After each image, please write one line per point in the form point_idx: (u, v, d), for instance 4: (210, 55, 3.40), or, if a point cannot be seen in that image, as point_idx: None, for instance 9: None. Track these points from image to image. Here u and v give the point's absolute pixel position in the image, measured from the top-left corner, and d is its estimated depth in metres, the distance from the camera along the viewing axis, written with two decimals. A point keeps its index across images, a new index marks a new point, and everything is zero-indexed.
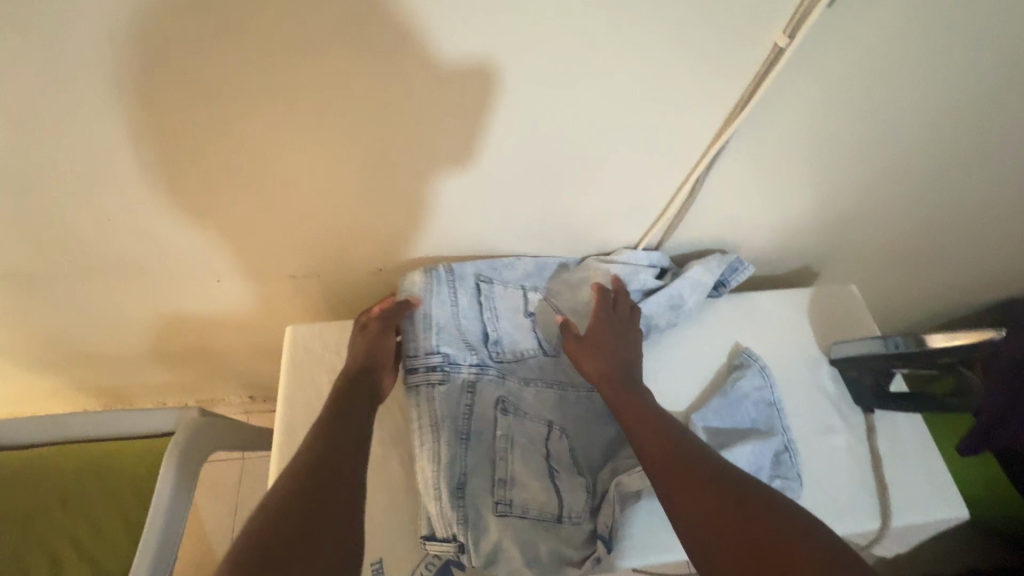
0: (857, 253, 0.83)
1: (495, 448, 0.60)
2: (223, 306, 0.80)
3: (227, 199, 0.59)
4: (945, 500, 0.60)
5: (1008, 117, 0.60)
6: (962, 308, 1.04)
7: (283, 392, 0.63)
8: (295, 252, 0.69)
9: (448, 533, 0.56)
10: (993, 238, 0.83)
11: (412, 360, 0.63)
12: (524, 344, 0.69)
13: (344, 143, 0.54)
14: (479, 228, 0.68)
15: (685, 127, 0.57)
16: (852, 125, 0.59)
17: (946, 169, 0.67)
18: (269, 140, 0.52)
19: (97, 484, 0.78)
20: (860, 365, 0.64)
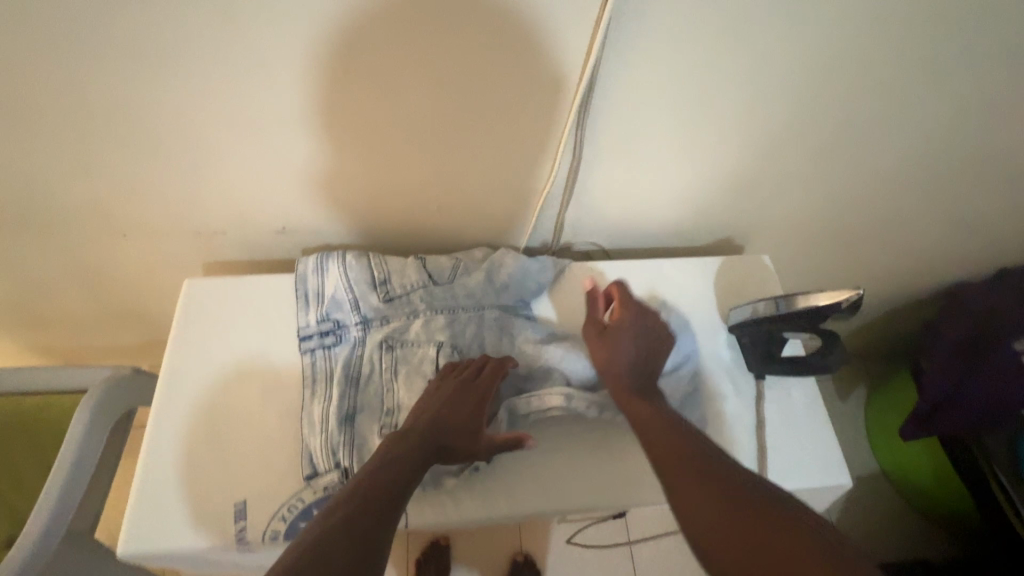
0: (774, 215, 0.82)
1: (383, 380, 0.58)
2: (140, 270, 0.82)
3: (119, 140, 0.61)
4: (824, 467, 0.60)
5: (876, 68, 0.61)
6: (895, 284, 1.05)
7: (170, 341, 0.62)
8: (197, 206, 0.71)
9: (331, 463, 0.54)
10: (905, 204, 0.84)
11: (304, 329, 0.62)
12: (411, 275, 0.65)
13: (217, 83, 0.56)
14: (373, 184, 0.70)
15: (554, 72, 0.57)
16: (718, 76, 0.60)
17: (837, 116, 0.67)
18: (140, 78, 0.54)
19: (24, 436, 0.81)
20: (748, 331, 0.62)
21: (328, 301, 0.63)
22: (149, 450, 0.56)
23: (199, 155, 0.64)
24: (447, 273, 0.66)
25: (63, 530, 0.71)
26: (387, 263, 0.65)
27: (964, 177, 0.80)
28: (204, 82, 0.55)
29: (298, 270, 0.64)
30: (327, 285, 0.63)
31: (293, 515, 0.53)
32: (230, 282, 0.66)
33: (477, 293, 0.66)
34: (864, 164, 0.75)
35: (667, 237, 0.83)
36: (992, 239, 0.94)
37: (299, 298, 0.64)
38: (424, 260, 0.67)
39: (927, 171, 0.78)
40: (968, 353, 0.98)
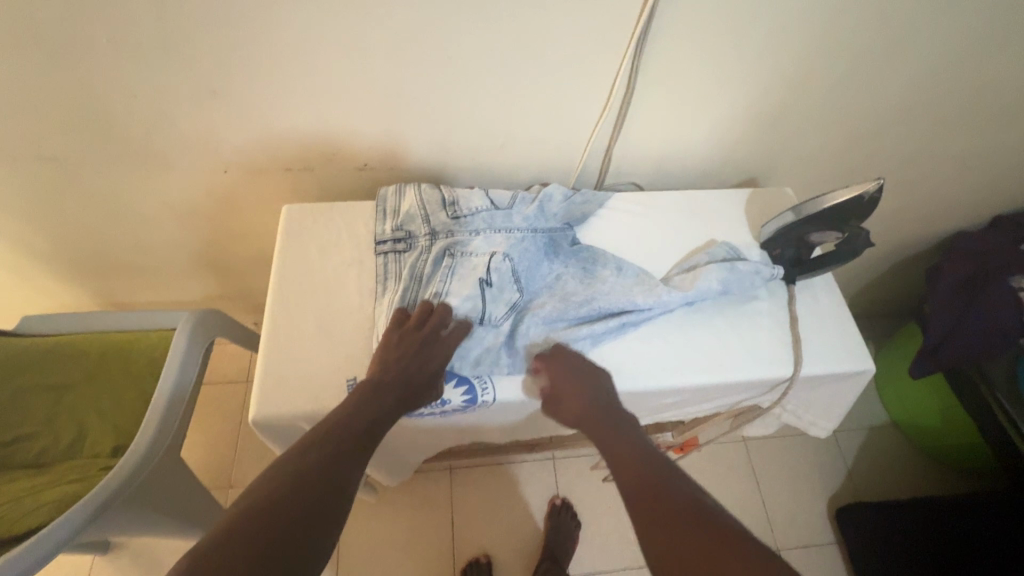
0: (791, 156, 0.92)
1: (437, 275, 0.66)
2: (228, 205, 0.92)
3: (233, 76, 0.70)
4: (849, 354, 0.70)
5: (891, 12, 0.71)
6: (902, 230, 1.15)
7: (278, 250, 0.71)
8: (289, 143, 0.81)
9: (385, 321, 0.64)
10: (912, 149, 0.94)
11: (381, 236, 0.71)
12: (475, 202, 0.73)
13: (325, 23, 0.64)
14: (443, 122, 0.79)
15: (616, 16, 0.66)
16: (753, 22, 0.69)
17: (853, 61, 0.77)
18: (263, 17, 0.63)
19: (117, 364, 0.88)
20: (782, 240, 0.71)
21: (404, 216, 0.71)
22: (269, 338, 0.64)
23: (299, 93, 0.73)
24: (504, 203, 0.74)
25: (172, 436, 0.79)
26: (456, 192, 0.74)
27: (963, 120, 0.89)
28: (317, 24, 0.64)
29: (379, 197, 0.74)
30: (404, 205, 0.72)
31: None
32: (325, 208, 0.75)
33: (532, 217, 0.73)
34: (871, 106, 0.85)
35: (701, 177, 0.93)
36: (988, 184, 1.04)
37: (378, 211, 0.73)
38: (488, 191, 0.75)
39: (931, 114, 0.87)
40: (968, 291, 1.07)
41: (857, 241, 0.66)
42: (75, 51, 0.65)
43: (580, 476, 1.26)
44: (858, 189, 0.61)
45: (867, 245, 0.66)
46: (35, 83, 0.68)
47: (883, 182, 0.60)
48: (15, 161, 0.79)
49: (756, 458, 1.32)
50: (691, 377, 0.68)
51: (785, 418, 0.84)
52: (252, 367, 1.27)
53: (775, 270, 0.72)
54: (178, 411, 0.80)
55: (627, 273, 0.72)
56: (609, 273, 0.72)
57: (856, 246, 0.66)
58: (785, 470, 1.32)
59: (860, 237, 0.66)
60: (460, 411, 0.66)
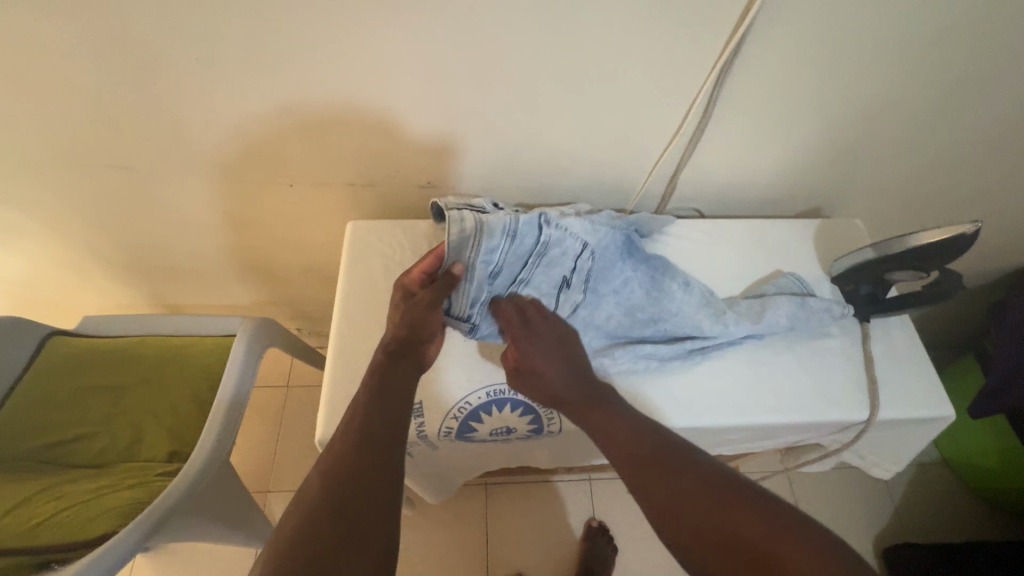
0: (860, 187, 0.89)
1: (524, 260, 0.62)
2: (287, 215, 0.93)
3: (313, 94, 0.71)
4: (930, 399, 0.67)
5: (984, 48, 0.69)
6: (966, 264, 1.11)
7: (344, 267, 0.71)
8: (357, 158, 0.81)
9: (466, 311, 0.61)
10: (985, 186, 0.91)
11: (453, 207, 0.66)
12: (545, 208, 0.70)
13: (411, 44, 0.65)
14: (510, 143, 0.79)
15: (703, 42, 0.65)
16: (838, 52, 0.68)
17: (937, 94, 0.75)
18: (352, 37, 0.64)
19: (175, 368, 0.89)
20: (856, 276, 0.70)
21: (474, 196, 0.66)
22: (336, 357, 0.64)
23: (374, 111, 0.74)
24: (570, 214, 0.72)
25: (227, 445, 0.79)
26: (526, 183, 0.69)
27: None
28: (401, 48, 0.65)
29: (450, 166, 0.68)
30: (472, 196, 0.68)
31: (463, 415, 0.61)
32: (391, 226, 0.75)
33: (600, 224, 0.70)
34: (949, 141, 0.82)
35: (764, 205, 0.91)
36: None
37: (445, 185, 0.67)
38: (542, 209, 0.74)
39: (1014, 150, 0.84)
40: None
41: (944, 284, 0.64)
42: (165, 63, 0.66)
43: (617, 500, 1.24)
44: (948, 232, 0.59)
45: (954, 289, 0.64)
46: (123, 92, 0.70)
47: (979, 225, 0.58)
48: (93, 166, 0.81)
49: (800, 490, 1.28)
50: (759, 411, 0.66)
51: (847, 457, 0.81)
52: (293, 373, 1.28)
53: (847, 308, 0.69)
54: (233, 421, 0.80)
55: (695, 289, 0.69)
56: (677, 287, 0.69)
57: (941, 290, 0.64)
58: (830, 505, 1.27)
59: (946, 281, 0.64)
60: (523, 438, 0.64)
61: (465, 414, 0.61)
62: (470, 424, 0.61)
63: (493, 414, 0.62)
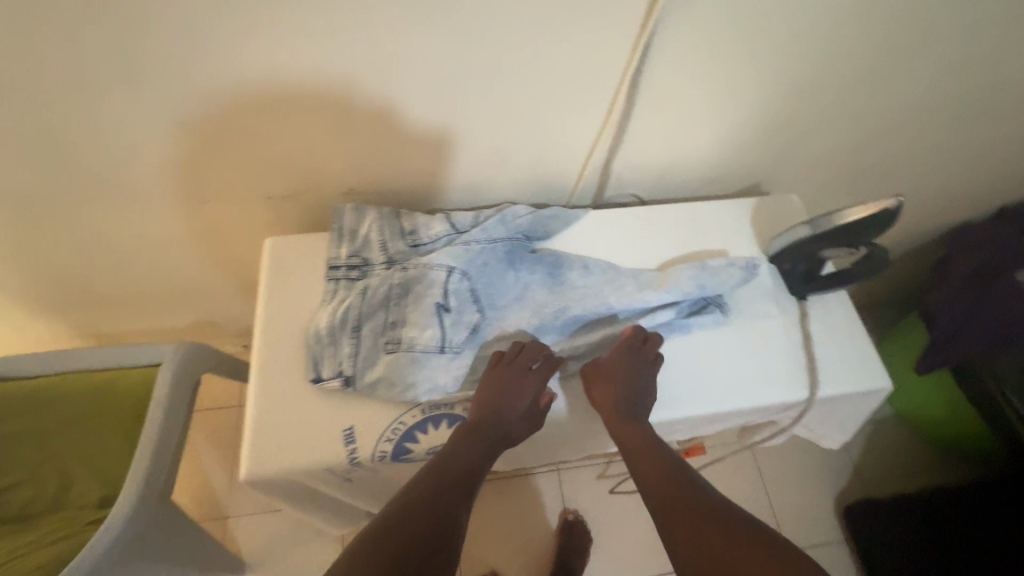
0: (796, 160, 0.89)
1: (391, 295, 0.63)
2: (206, 232, 0.87)
3: (209, 107, 0.66)
4: (868, 373, 0.68)
5: (897, 16, 0.68)
6: (904, 226, 1.13)
7: (261, 290, 0.67)
8: (271, 171, 0.76)
9: (335, 370, 0.60)
10: (913, 150, 0.92)
11: (335, 261, 0.68)
12: (434, 228, 0.70)
13: (307, 44, 0.60)
14: (432, 142, 0.75)
15: (618, 25, 0.62)
16: (755, 29, 0.66)
17: (858, 64, 0.74)
18: (239, 41, 0.59)
19: (100, 405, 0.82)
20: (793, 254, 0.69)
21: (362, 241, 0.69)
22: (258, 388, 0.60)
23: (280, 119, 0.69)
24: (467, 225, 0.71)
25: (160, 485, 0.75)
26: (414, 219, 0.72)
27: (968, 119, 0.87)
28: (294, 53, 0.60)
29: (336, 215, 0.71)
30: (362, 227, 0.70)
31: (397, 436, 0.58)
32: (310, 239, 0.70)
33: (489, 229, 0.69)
34: (874, 109, 0.82)
35: (701, 187, 0.90)
36: (992, 180, 1.02)
37: (333, 233, 0.70)
38: (449, 214, 0.72)
39: (938, 113, 0.85)
40: (976, 285, 1.04)
41: (874, 259, 0.64)
42: (29, 83, 0.59)
43: (585, 487, 1.24)
44: (876, 206, 0.58)
45: (885, 265, 0.64)
46: None
47: (903, 199, 0.57)
48: None
49: (763, 460, 1.31)
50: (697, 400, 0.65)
51: (797, 431, 0.81)
52: (242, 392, 1.23)
53: (750, 260, 0.69)
54: (164, 459, 0.76)
55: (597, 269, 0.69)
56: (576, 274, 0.68)
57: (872, 266, 0.64)
58: (792, 471, 1.30)
59: (877, 257, 0.64)
60: None
61: (399, 436, 0.58)
62: (406, 446, 0.58)
63: (430, 431, 0.59)
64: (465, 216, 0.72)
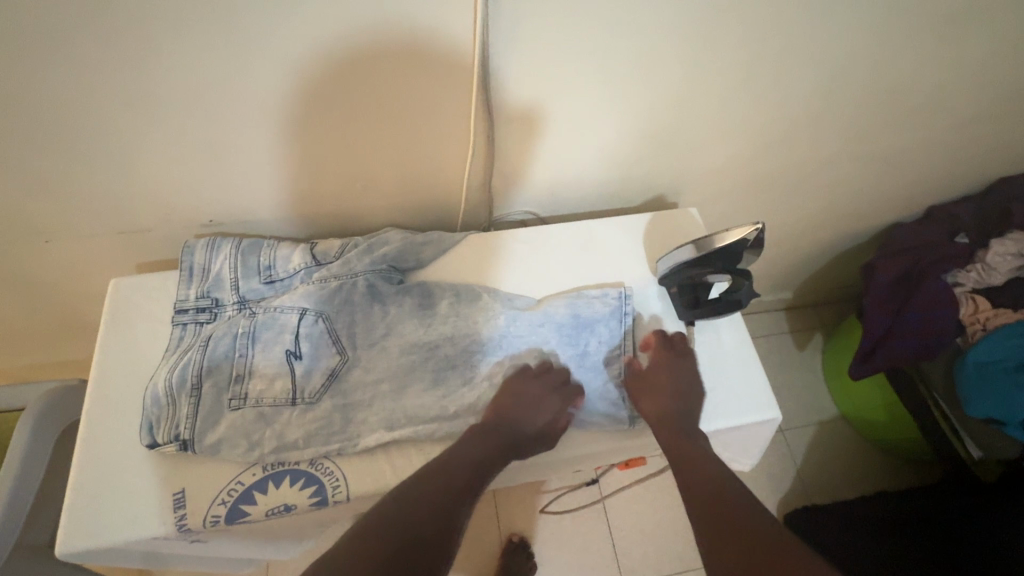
0: (697, 169, 0.84)
1: (237, 342, 0.60)
2: (61, 279, 0.80)
3: (20, 151, 0.60)
4: (759, 402, 0.63)
5: (762, 26, 0.64)
6: (825, 229, 1.09)
7: (98, 343, 0.64)
8: (115, 212, 0.71)
9: (170, 435, 0.57)
10: (818, 153, 0.88)
11: (182, 303, 0.65)
12: (293, 260, 0.67)
13: (101, 76, 0.54)
14: (287, 168, 0.70)
15: (448, 41, 0.57)
16: (610, 46, 0.62)
17: (734, 74, 0.70)
18: (21, 77, 0.53)
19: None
20: (672, 280, 0.64)
21: (212, 279, 0.65)
22: (83, 448, 0.58)
23: (106, 157, 0.63)
24: (329, 255, 0.67)
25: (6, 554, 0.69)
26: (271, 252, 0.67)
27: (872, 119, 0.83)
28: (97, 88, 0.55)
29: (183, 252, 0.66)
30: (213, 265, 0.66)
31: (232, 497, 0.56)
32: (159, 280, 0.67)
33: (352, 262, 0.66)
34: (766, 116, 0.78)
35: (599, 203, 0.85)
36: (910, 180, 0.99)
37: (183, 271, 0.66)
38: (314, 242, 0.68)
39: (833, 117, 0.81)
40: (902, 292, 1.01)
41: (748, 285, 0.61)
42: None
43: (517, 508, 1.20)
44: (741, 231, 0.55)
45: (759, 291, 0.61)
46: None
47: (762, 224, 0.55)
48: None
49: None
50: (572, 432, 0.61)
51: None
52: None
53: (625, 291, 0.66)
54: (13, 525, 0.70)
55: (469, 300, 0.66)
56: (446, 304, 0.66)
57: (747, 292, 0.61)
58: None
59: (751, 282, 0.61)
60: (313, 514, 0.58)
61: (233, 498, 0.55)
62: (239, 508, 0.55)
63: (270, 490, 0.56)
64: (327, 245, 0.68)
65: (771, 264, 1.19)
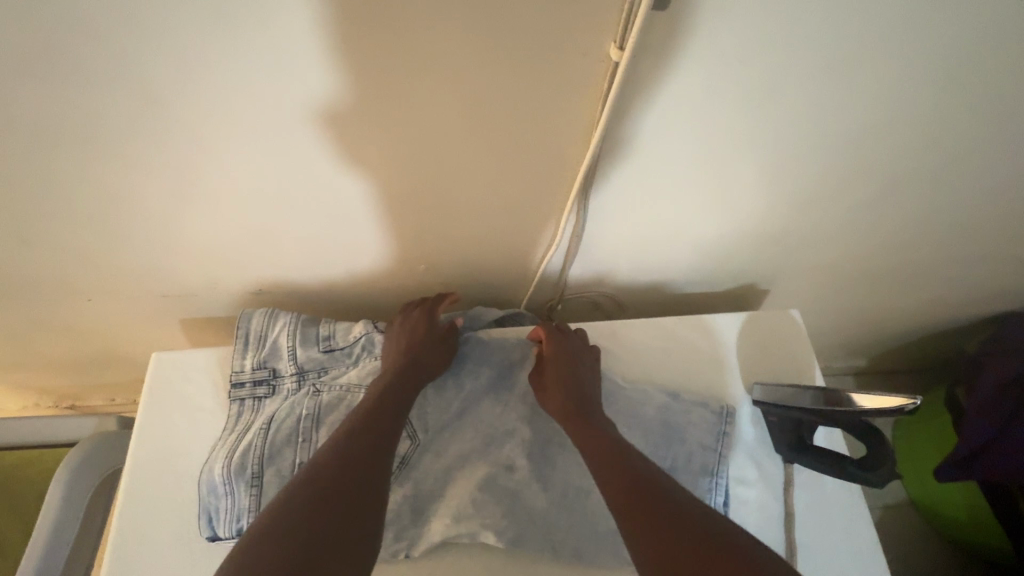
0: (796, 261, 0.76)
1: (301, 425, 0.56)
2: (120, 319, 0.79)
3: (90, 207, 0.58)
4: (866, 565, 0.54)
5: (911, 127, 0.55)
6: (923, 318, 0.99)
7: (139, 417, 0.62)
8: (186, 266, 0.68)
9: (233, 528, 0.54)
10: (937, 250, 0.78)
11: (237, 375, 0.61)
12: (356, 327, 0.62)
13: (180, 145, 0.51)
14: (353, 238, 0.65)
15: (554, 131, 0.52)
16: (731, 139, 0.54)
17: (863, 173, 0.61)
18: (97, 142, 0.50)
19: (21, 482, 0.82)
20: (780, 417, 0.56)
21: (270, 348, 0.61)
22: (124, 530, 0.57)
23: (173, 218, 0.60)
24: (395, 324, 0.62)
25: None
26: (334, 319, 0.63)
27: (1009, 230, 0.74)
28: (171, 155, 0.52)
29: (241, 323, 0.62)
30: (272, 332, 0.61)
31: None
32: (205, 356, 0.65)
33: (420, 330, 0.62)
34: (889, 214, 0.69)
35: (680, 287, 0.79)
36: None
37: (238, 338, 0.62)
38: None
39: (967, 218, 0.71)
40: (1010, 399, 0.88)
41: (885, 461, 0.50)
42: None
43: None
44: (887, 401, 0.46)
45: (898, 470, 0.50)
46: None
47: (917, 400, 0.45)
48: None
49: None
50: None
51: None
52: None
53: (722, 407, 0.59)
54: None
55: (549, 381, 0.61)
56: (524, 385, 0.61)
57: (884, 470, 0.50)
58: None
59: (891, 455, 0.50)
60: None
61: None
62: None
63: None
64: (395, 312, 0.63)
65: (853, 345, 1.09)
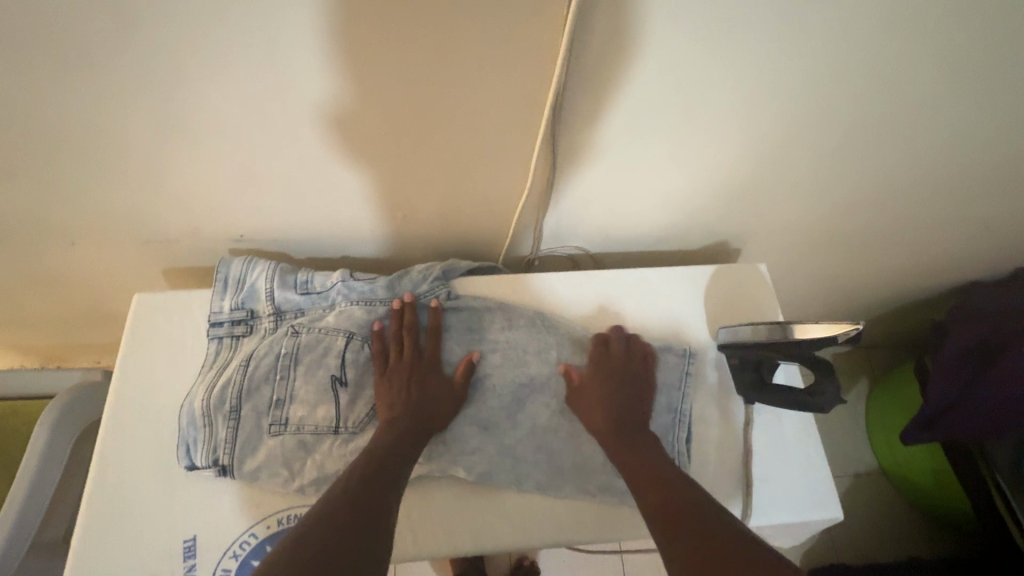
0: (769, 217, 0.77)
1: (279, 363, 0.59)
2: (99, 272, 0.79)
3: (61, 155, 0.58)
4: (818, 499, 0.57)
5: (874, 78, 0.56)
6: (894, 284, 1.01)
7: (120, 358, 0.64)
8: (162, 216, 0.69)
9: (209, 458, 0.56)
10: (908, 208, 0.79)
11: (216, 315, 0.62)
12: (334, 274, 0.63)
13: (144, 91, 0.51)
14: (327, 188, 0.66)
15: (520, 80, 0.52)
16: (695, 91, 0.55)
17: (830, 126, 0.62)
18: (61, 87, 0.50)
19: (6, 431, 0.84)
20: (740, 354, 0.58)
21: (248, 290, 0.62)
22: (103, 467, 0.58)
23: (145, 167, 0.61)
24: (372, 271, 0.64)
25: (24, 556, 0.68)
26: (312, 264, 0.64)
27: (977, 188, 0.75)
28: (135, 101, 0.52)
29: (220, 267, 0.63)
30: (250, 275, 0.62)
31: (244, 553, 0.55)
32: (184, 301, 0.67)
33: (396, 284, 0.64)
34: (858, 171, 0.70)
35: (654, 244, 0.81)
36: (1007, 241, 0.89)
37: (217, 283, 0.62)
38: None
39: (934, 175, 0.72)
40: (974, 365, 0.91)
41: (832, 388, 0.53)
42: None
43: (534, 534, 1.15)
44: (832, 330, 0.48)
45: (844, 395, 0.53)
46: None
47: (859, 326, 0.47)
48: None
49: None
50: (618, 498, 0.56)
51: None
52: None
53: (687, 350, 0.62)
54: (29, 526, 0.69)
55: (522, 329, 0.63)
56: (498, 330, 0.64)
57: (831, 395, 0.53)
58: None
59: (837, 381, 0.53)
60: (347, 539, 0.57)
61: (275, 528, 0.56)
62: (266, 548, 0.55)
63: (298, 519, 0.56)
64: None
65: (828, 312, 1.11)
